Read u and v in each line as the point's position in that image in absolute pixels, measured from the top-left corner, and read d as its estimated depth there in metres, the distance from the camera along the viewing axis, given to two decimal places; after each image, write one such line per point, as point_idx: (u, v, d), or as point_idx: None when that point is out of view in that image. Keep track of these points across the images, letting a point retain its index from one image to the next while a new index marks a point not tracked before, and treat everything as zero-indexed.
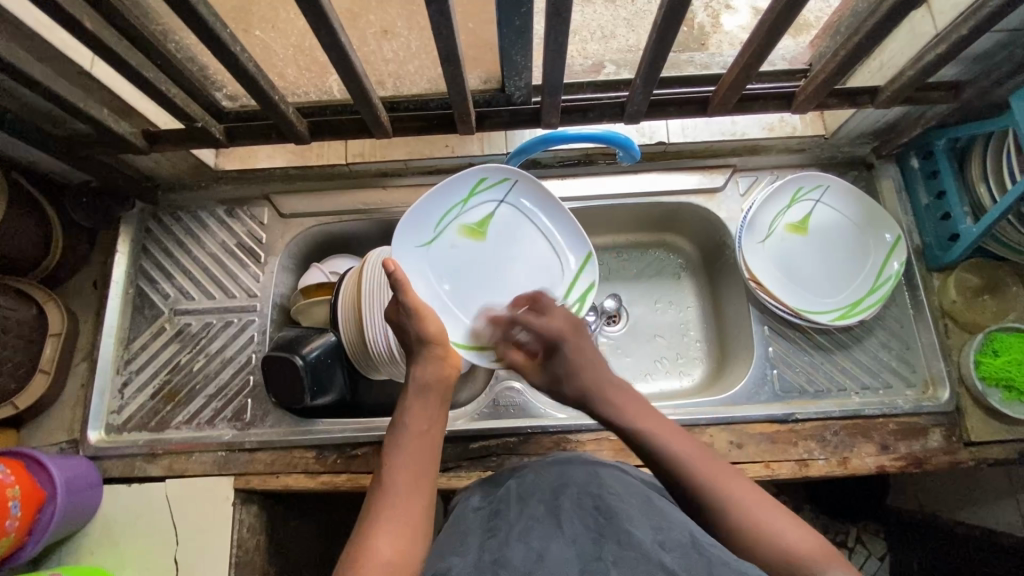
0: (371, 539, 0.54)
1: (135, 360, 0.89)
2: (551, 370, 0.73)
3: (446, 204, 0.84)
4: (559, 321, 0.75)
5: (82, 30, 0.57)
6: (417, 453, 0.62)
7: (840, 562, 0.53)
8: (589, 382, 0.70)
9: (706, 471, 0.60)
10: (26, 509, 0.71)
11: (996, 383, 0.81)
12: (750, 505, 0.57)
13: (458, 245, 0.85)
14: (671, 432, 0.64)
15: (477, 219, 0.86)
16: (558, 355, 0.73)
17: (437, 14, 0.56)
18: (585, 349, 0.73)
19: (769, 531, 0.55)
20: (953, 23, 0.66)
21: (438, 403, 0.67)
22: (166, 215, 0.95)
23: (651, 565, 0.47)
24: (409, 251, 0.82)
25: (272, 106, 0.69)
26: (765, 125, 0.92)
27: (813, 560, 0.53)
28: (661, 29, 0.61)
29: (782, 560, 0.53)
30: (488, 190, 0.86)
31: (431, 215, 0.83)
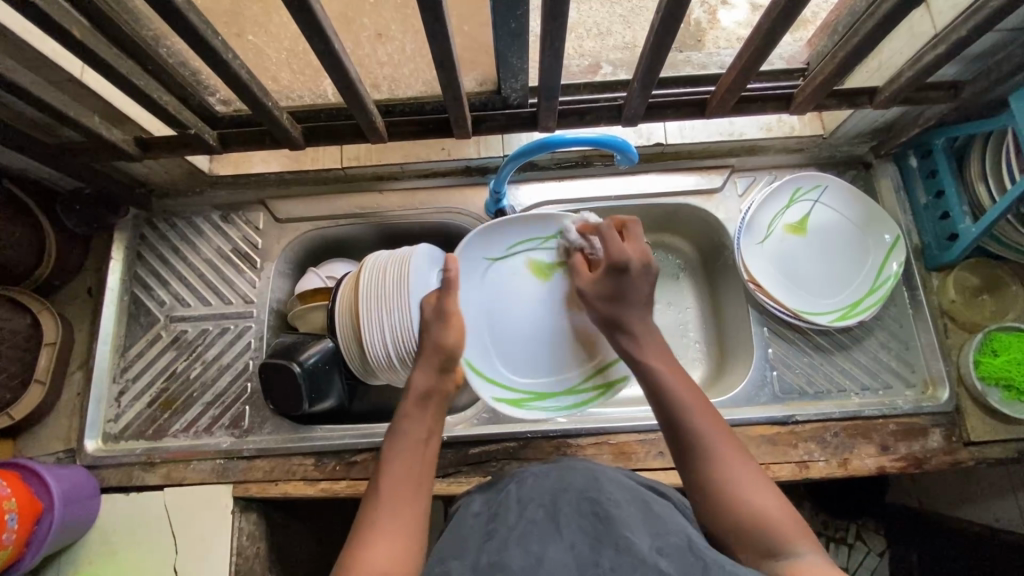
0: (366, 543, 0.54)
1: (131, 368, 0.89)
2: (608, 290, 0.73)
3: (531, 233, 0.86)
4: (634, 251, 0.73)
5: (71, 40, 0.56)
6: (412, 459, 0.62)
7: (814, 542, 0.53)
8: (637, 314, 0.71)
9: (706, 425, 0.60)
10: (24, 522, 0.70)
11: (995, 383, 0.81)
12: (735, 469, 0.57)
13: (517, 276, 0.87)
14: (685, 379, 0.65)
15: (548, 259, 0.87)
16: (618, 282, 0.72)
17: (432, 19, 0.55)
18: (647, 288, 0.72)
19: (744, 495, 0.55)
20: (952, 23, 0.65)
21: (436, 412, 0.68)
22: (160, 222, 0.94)
23: (647, 570, 0.47)
24: (472, 259, 0.85)
25: (266, 112, 0.69)
26: (763, 125, 0.91)
27: (783, 532, 0.53)
28: (658, 32, 0.61)
29: (754, 523, 0.54)
30: (566, 237, 0.86)
31: (509, 237, 0.86)
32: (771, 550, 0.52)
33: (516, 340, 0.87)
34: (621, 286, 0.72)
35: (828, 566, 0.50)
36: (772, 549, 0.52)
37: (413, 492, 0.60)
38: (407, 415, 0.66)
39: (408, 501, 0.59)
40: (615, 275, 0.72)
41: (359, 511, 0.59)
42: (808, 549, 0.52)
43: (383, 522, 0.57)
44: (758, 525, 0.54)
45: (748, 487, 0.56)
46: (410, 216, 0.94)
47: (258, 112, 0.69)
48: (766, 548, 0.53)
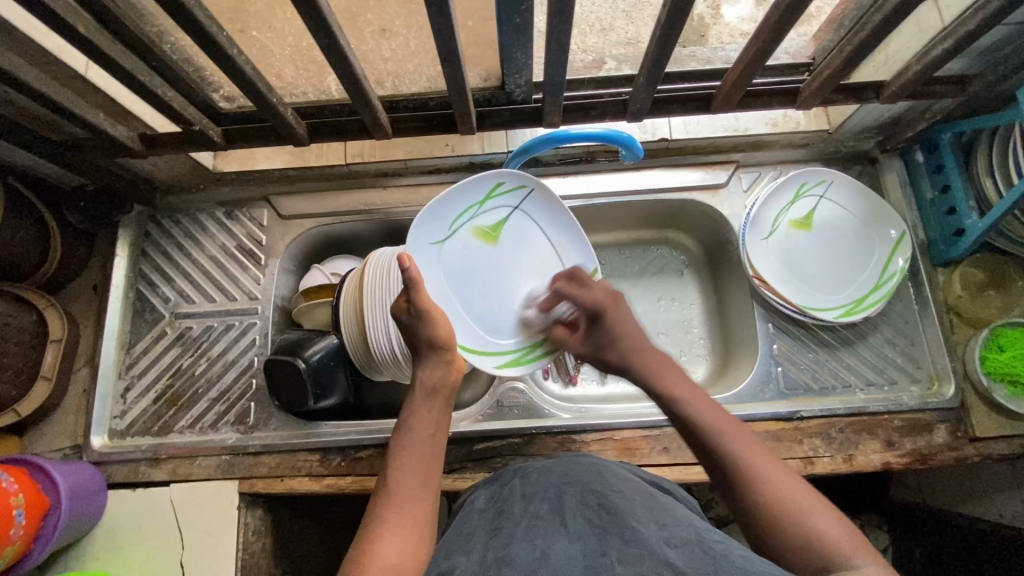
0: (377, 538, 0.55)
1: (137, 364, 0.89)
2: (595, 338, 0.77)
3: (463, 203, 0.83)
4: (598, 292, 0.78)
5: (76, 37, 0.56)
6: (422, 454, 0.63)
7: (874, 552, 0.51)
8: (628, 351, 0.74)
9: (744, 448, 0.59)
10: (31, 518, 0.70)
11: (1001, 378, 0.81)
12: (783, 489, 0.55)
13: (470, 248, 0.84)
14: (712, 407, 0.65)
15: (490, 223, 0.85)
16: (599, 323, 0.77)
17: (437, 13, 0.55)
18: (625, 319, 0.76)
19: (798, 515, 0.53)
20: (960, 17, 0.65)
21: (444, 406, 0.68)
22: (164, 218, 0.94)
23: (656, 559, 0.47)
24: (422, 246, 0.80)
25: (271, 108, 0.69)
26: (768, 120, 0.91)
27: (842, 548, 0.51)
28: (664, 26, 0.60)
29: (813, 542, 0.52)
30: (504, 195, 0.85)
31: (448, 214, 0.82)
32: (833, 568, 0.50)
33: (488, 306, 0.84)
34: (602, 325, 0.76)
35: (891, 575, 0.47)
36: (835, 568, 0.50)
37: (423, 487, 0.60)
38: (415, 411, 0.66)
39: (418, 497, 0.60)
40: (594, 323, 0.77)
41: (369, 504, 0.60)
42: (867, 561, 0.49)
43: (393, 518, 0.57)
44: (819, 545, 0.51)
45: (802, 506, 0.54)
46: (414, 212, 0.94)
47: (262, 108, 0.69)
48: (830, 568, 0.50)
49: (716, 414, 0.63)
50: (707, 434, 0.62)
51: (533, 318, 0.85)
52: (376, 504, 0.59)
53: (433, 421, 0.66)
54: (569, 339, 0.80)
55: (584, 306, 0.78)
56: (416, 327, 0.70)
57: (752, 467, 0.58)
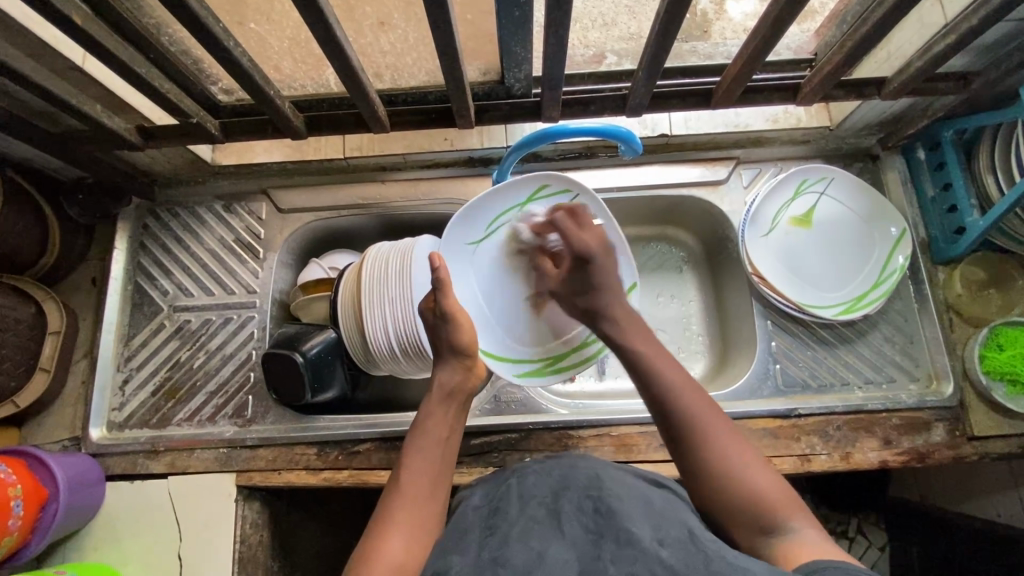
0: (387, 532, 0.56)
1: (136, 357, 0.89)
2: (576, 280, 0.75)
3: (501, 206, 0.85)
4: (590, 237, 0.74)
5: (73, 27, 0.56)
6: (435, 455, 0.63)
7: (807, 514, 0.55)
8: (605, 302, 0.72)
9: (695, 404, 0.61)
10: (29, 509, 0.71)
11: (999, 377, 0.81)
12: (728, 449, 0.58)
13: (506, 251, 0.86)
14: (667, 360, 0.66)
15: None
16: (583, 270, 0.74)
17: (434, 6, 0.55)
18: (614, 272, 0.73)
19: (742, 476, 0.57)
20: (963, 12, 0.64)
21: (459, 410, 0.69)
22: (163, 211, 0.94)
23: (649, 559, 0.47)
24: (455, 248, 0.84)
25: (269, 101, 0.68)
26: (769, 116, 0.91)
27: (777, 509, 0.55)
28: (663, 21, 0.60)
29: (750, 501, 0.56)
30: (548, 198, 0.86)
31: (485, 215, 0.85)
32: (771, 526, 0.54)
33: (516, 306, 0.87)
34: (585, 274, 0.74)
35: (823, 543, 0.52)
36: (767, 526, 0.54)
37: (435, 488, 0.61)
38: (432, 412, 0.67)
39: (428, 496, 0.61)
40: (581, 267, 0.74)
41: (379, 501, 0.61)
42: (800, 524, 0.54)
43: (401, 515, 0.58)
44: (757, 504, 0.55)
45: (741, 465, 0.57)
46: (412, 206, 0.94)
47: (260, 100, 0.68)
48: (766, 526, 0.54)
49: (676, 370, 0.64)
50: (665, 391, 0.63)
51: (528, 291, 0.85)
52: (387, 500, 0.60)
53: (448, 424, 0.66)
54: (550, 274, 0.80)
55: (575, 248, 0.74)
56: (441, 331, 0.71)
57: (700, 424, 0.60)
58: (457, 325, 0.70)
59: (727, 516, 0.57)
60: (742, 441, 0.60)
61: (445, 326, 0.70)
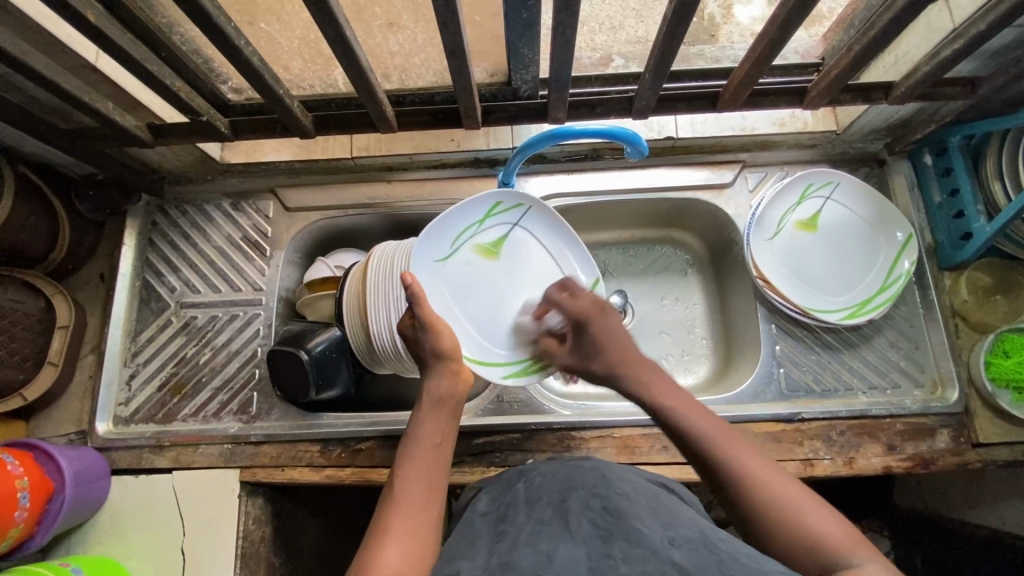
0: (381, 543, 0.55)
1: (142, 352, 0.90)
2: (581, 348, 0.75)
3: (464, 221, 0.83)
4: (584, 301, 0.77)
5: (87, 25, 0.57)
6: (427, 462, 0.62)
7: (877, 552, 0.50)
8: (614, 360, 0.72)
9: (732, 450, 0.58)
10: (35, 501, 0.71)
11: (1005, 384, 0.80)
12: (780, 494, 0.54)
13: (472, 264, 0.85)
14: (700, 411, 0.63)
15: (490, 240, 0.86)
16: (584, 333, 0.75)
17: (442, 8, 0.55)
18: (611, 329, 0.74)
19: (799, 521, 0.53)
20: (971, 17, 0.64)
21: (450, 416, 0.68)
22: (171, 208, 0.95)
23: (660, 558, 0.47)
24: (424, 265, 0.80)
25: (278, 100, 0.69)
26: (776, 120, 0.91)
27: (841, 548, 0.50)
28: (670, 24, 0.60)
29: (808, 543, 0.51)
30: (501, 215, 0.86)
31: (450, 231, 0.82)
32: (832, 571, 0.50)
33: (489, 314, 0.85)
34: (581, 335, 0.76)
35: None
36: (832, 568, 0.50)
37: (428, 499, 0.59)
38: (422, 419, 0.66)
39: (422, 505, 0.59)
40: (577, 334, 0.76)
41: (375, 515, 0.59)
42: (871, 564, 0.48)
43: (398, 525, 0.56)
44: (817, 544, 0.51)
45: (793, 505, 0.54)
46: (419, 206, 0.94)
47: (269, 99, 0.69)
48: (830, 568, 0.50)
49: (712, 422, 0.62)
50: (702, 444, 0.60)
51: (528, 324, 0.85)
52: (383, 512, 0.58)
53: (440, 429, 0.65)
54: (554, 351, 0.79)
55: (571, 317, 0.77)
56: (422, 339, 0.70)
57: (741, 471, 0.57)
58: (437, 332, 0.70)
59: (790, 566, 0.52)
60: (794, 484, 0.56)
61: (428, 336, 0.70)
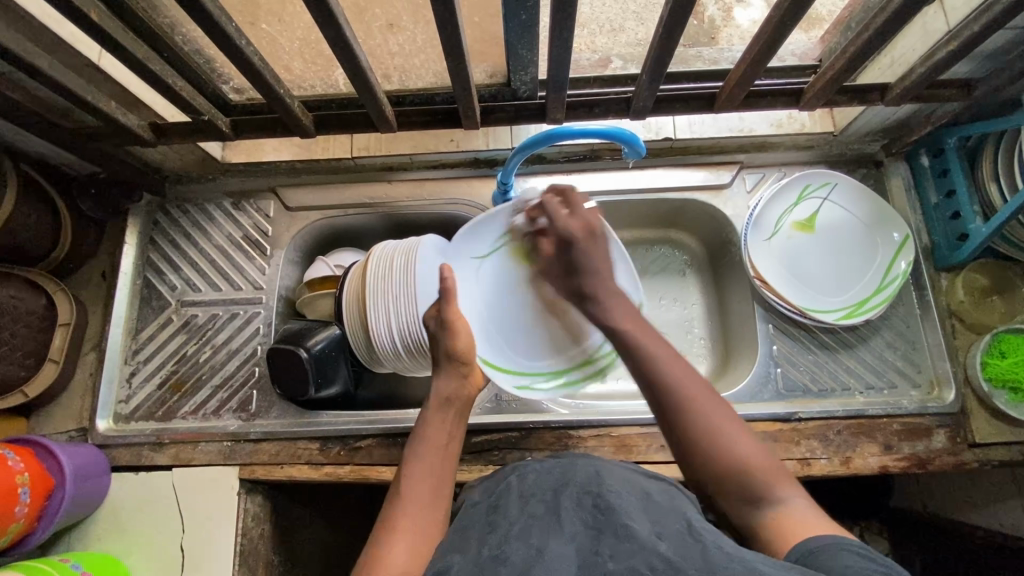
0: (391, 535, 0.57)
1: (143, 350, 0.90)
2: (563, 264, 0.74)
3: (503, 225, 0.86)
4: (576, 223, 0.73)
5: (90, 24, 0.57)
6: (435, 461, 0.64)
7: (793, 481, 0.57)
8: (593, 282, 0.70)
9: (677, 375, 0.61)
10: (35, 496, 0.72)
11: (1002, 385, 0.81)
12: (717, 421, 0.58)
13: (508, 267, 0.88)
14: (654, 337, 0.65)
15: (532, 247, 0.87)
16: (569, 251, 0.72)
17: (441, 8, 0.56)
18: (597, 253, 0.71)
19: (733, 449, 0.57)
20: (966, 19, 0.65)
21: (458, 417, 0.70)
22: (173, 207, 0.96)
23: (648, 553, 0.47)
24: (462, 260, 0.86)
25: (279, 99, 0.70)
26: (774, 121, 0.92)
27: (769, 477, 0.56)
28: (667, 25, 0.61)
29: (739, 468, 0.56)
30: None
31: (490, 233, 0.86)
32: (760, 501, 0.55)
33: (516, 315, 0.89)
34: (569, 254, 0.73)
35: (815, 512, 0.54)
36: (757, 493, 0.55)
37: (436, 497, 0.62)
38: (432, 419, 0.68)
39: (430, 502, 0.61)
40: (563, 251, 0.73)
41: (382, 510, 0.61)
42: (792, 494, 0.55)
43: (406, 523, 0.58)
44: (745, 471, 0.56)
45: (726, 431, 0.58)
46: (418, 206, 0.95)
47: (270, 99, 0.69)
48: (755, 493, 0.55)
49: (661, 347, 0.64)
50: (648, 365, 0.62)
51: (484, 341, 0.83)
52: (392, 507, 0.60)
53: (447, 430, 0.67)
54: (544, 255, 0.77)
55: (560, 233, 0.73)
56: (439, 339, 0.73)
57: (684, 395, 0.60)
58: (455, 330, 0.73)
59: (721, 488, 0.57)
60: (727, 409, 0.60)
61: (443, 334, 0.73)
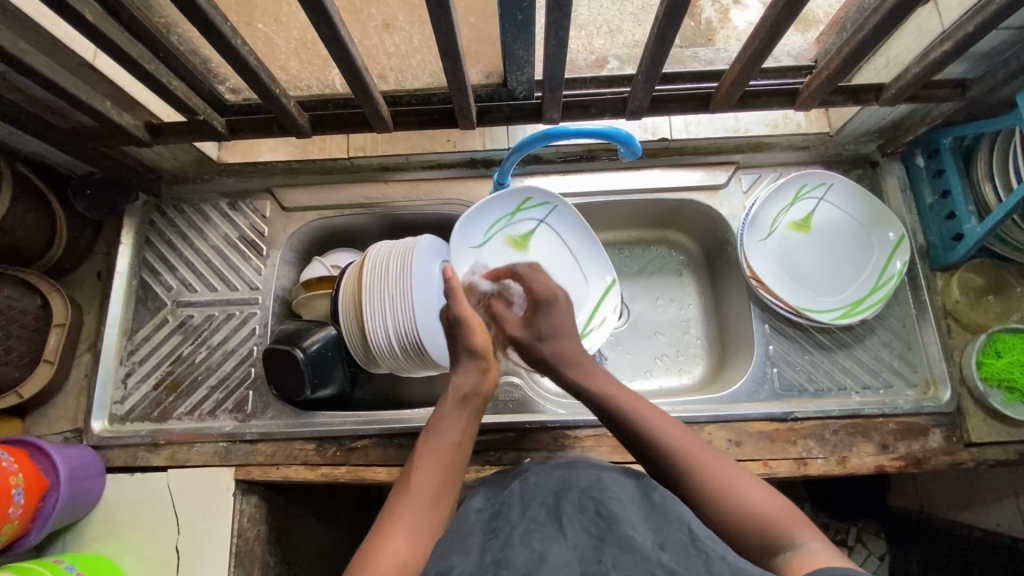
0: (391, 521, 0.59)
1: (138, 350, 0.90)
2: (536, 325, 0.80)
3: (495, 214, 0.90)
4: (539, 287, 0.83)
5: (85, 23, 0.57)
6: (444, 457, 0.65)
7: (812, 528, 0.55)
8: (568, 347, 0.79)
9: (682, 440, 0.64)
10: (30, 497, 0.72)
11: (997, 384, 0.81)
12: (724, 475, 0.61)
13: (503, 254, 0.91)
14: (654, 412, 0.69)
15: (522, 233, 0.92)
16: (542, 316, 0.81)
17: (436, 8, 0.56)
18: (566, 315, 0.82)
19: (746, 501, 0.58)
20: (960, 19, 0.65)
21: (472, 413, 0.71)
22: (169, 207, 0.96)
23: (649, 562, 0.50)
24: (461, 251, 0.87)
25: (275, 99, 0.70)
26: (770, 121, 0.92)
27: (789, 524, 0.56)
28: (662, 25, 0.61)
29: (753, 521, 0.57)
30: (532, 210, 0.92)
31: (482, 223, 0.89)
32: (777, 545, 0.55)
33: None
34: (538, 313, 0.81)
35: (833, 551, 0.52)
36: (775, 542, 0.55)
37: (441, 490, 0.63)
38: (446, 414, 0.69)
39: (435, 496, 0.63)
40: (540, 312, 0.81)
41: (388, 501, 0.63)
42: (809, 538, 0.54)
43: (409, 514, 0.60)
44: (763, 524, 0.56)
45: (734, 485, 0.59)
46: (415, 206, 0.95)
47: (265, 98, 0.69)
48: (774, 543, 0.55)
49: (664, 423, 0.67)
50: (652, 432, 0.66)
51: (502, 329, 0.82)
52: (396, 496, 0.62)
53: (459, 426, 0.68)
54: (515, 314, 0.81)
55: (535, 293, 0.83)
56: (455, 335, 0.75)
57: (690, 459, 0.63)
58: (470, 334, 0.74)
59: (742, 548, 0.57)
60: (734, 468, 0.61)
61: (462, 331, 0.75)
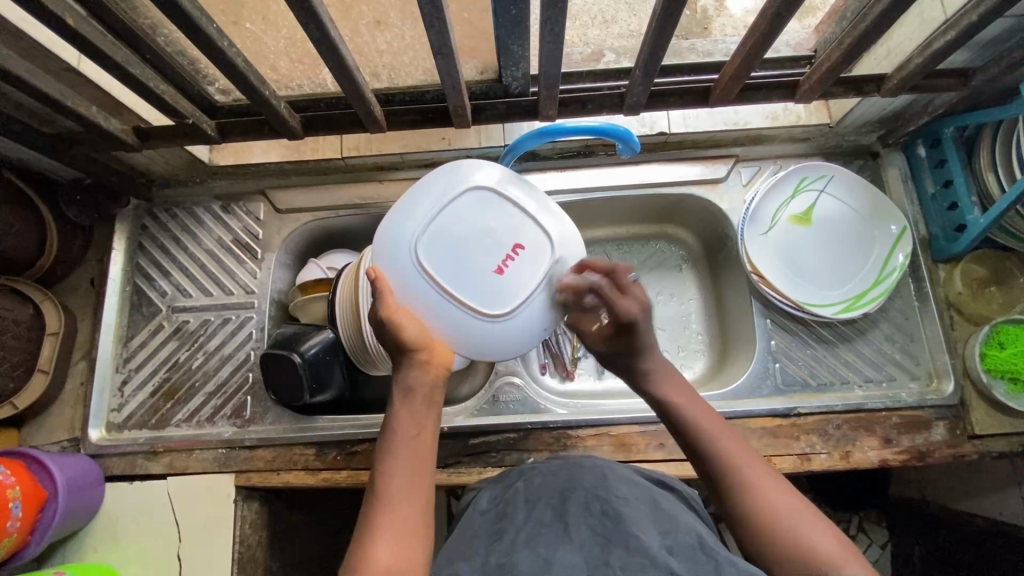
0: (370, 539, 0.52)
1: (134, 358, 0.89)
2: (620, 343, 0.68)
3: (411, 214, 0.66)
4: (635, 303, 0.67)
5: (65, 28, 0.55)
6: (411, 456, 0.57)
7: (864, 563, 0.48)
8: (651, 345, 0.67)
9: (731, 448, 0.58)
10: (28, 510, 0.71)
11: (1001, 375, 0.80)
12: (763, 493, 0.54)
13: (452, 253, 0.66)
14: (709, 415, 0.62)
15: (440, 254, 0.65)
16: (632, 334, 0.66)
17: (428, 6, 0.54)
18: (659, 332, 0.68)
19: (792, 527, 0.51)
20: (964, 7, 0.64)
21: (431, 404, 0.62)
22: (160, 212, 0.94)
23: (659, 568, 0.46)
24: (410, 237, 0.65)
25: (264, 102, 0.68)
26: (768, 113, 0.90)
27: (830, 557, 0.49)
28: (659, 19, 0.60)
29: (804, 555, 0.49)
30: (416, 211, 0.66)
31: (410, 216, 0.66)
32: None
33: (489, 277, 0.66)
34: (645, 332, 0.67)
35: None
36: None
37: (414, 488, 0.56)
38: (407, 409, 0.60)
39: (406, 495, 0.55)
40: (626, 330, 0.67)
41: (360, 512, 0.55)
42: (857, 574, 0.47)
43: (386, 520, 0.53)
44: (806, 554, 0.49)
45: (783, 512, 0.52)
46: None
47: (255, 101, 0.68)
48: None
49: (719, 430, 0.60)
50: (706, 448, 0.59)
51: (505, 255, 0.66)
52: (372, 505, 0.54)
53: (421, 419, 0.60)
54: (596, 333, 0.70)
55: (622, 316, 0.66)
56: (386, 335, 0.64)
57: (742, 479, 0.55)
58: (396, 326, 0.63)
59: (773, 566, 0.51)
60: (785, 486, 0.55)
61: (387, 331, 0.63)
